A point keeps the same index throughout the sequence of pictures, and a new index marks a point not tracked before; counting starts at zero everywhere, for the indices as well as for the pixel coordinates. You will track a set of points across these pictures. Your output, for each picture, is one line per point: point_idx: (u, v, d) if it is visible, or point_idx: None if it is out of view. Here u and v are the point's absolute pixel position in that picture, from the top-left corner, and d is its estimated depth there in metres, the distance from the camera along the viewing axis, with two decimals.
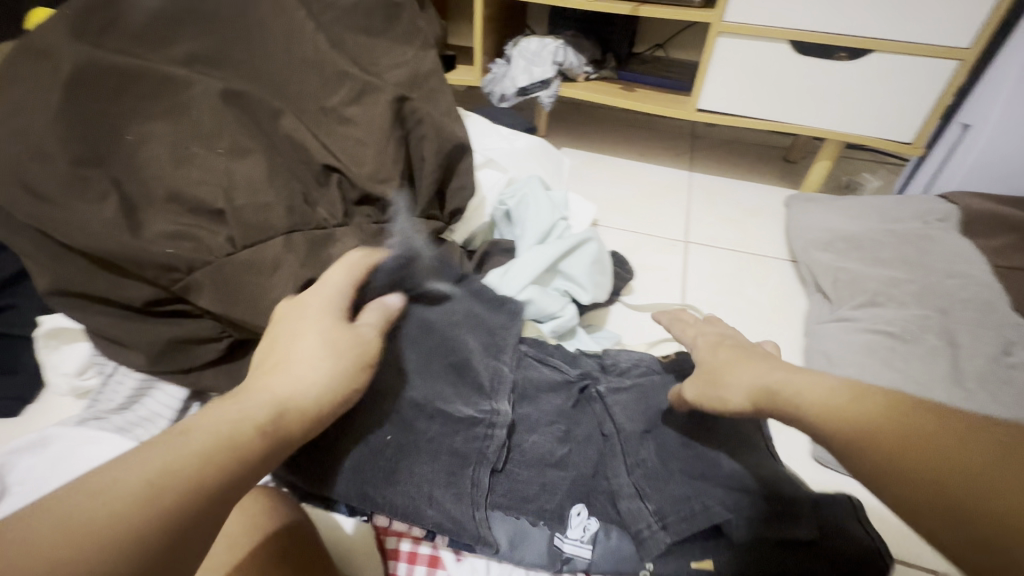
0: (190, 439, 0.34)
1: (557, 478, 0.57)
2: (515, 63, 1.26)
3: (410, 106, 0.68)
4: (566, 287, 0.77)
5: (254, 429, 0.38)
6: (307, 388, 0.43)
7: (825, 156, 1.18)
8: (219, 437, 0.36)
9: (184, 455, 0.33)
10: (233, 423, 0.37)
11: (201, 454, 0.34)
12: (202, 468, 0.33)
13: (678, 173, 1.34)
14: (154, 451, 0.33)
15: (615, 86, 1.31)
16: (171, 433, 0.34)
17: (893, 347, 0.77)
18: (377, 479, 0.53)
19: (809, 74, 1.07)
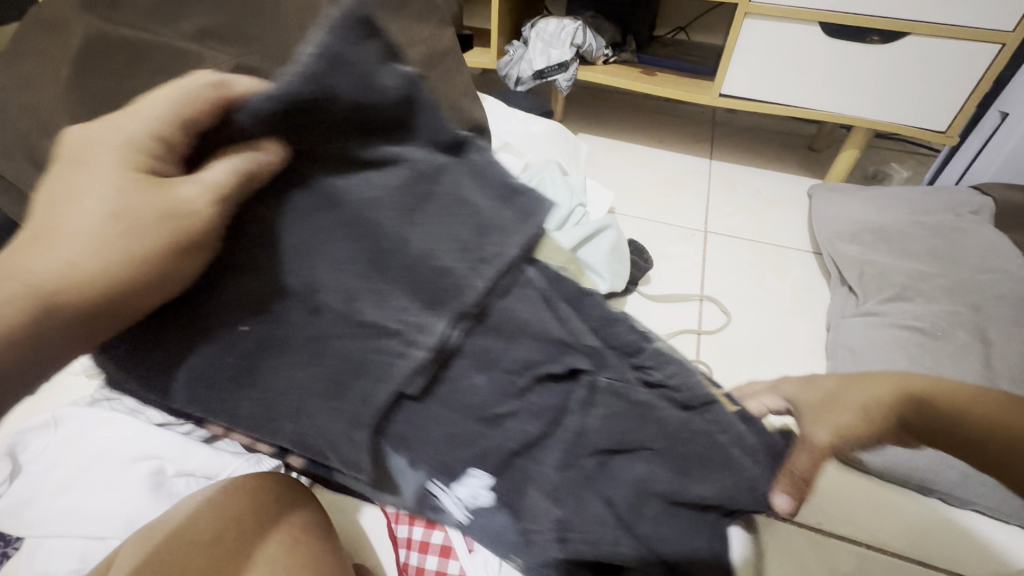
0: (66, 242, 0.29)
1: (491, 441, 0.44)
2: (532, 45, 1.23)
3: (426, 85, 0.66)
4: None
5: (153, 190, 0.30)
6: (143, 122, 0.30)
7: (852, 145, 1.14)
8: (113, 205, 0.29)
9: (48, 265, 0.29)
10: (80, 180, 0.30)
11: (96, 246, 0.29)
12: (64, 266, 0.29)
13: (698, 161, 1.31)
14: (31, 252, 0.29)
15: (634, 70, 1.28)
16: (48, 223, 0.29)
17: (922, 344, 0.75)
18: (229, 379, 0.38)
19: (838, 58, 1.02)
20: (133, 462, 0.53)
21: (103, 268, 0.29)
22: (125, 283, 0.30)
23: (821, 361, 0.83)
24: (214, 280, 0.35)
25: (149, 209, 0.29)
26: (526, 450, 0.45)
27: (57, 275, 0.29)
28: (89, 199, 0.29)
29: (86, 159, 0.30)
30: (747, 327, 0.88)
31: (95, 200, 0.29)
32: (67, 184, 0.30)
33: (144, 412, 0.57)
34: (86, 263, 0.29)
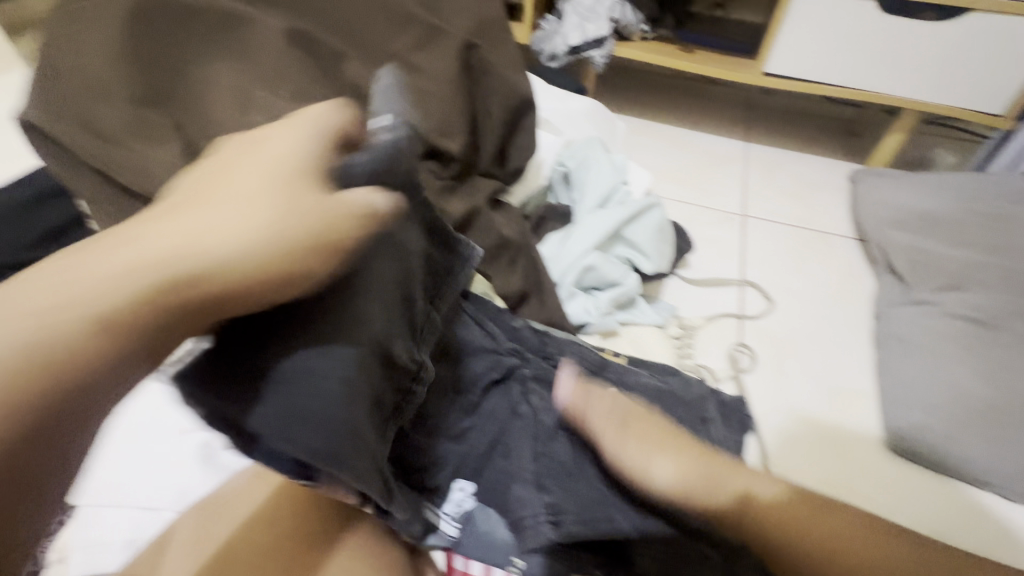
0: (173, 227, 0.29)
1: (467, 449, 0.53)
2: (567, 19, 1.19)
3: (477, 54, 0.63)
4: (628, 257, 0.73)
5: (331, 225, 0.31)
6: (371, 202, 0.31)
7: (900, 128, 1.09)
8: (278, 215, 0.30)
9: (188, 244, 0.28)
10: (263, 175, 0.31)
11: (222, 237, 0.29)
12: (201, 247, 0.29)
13: (733, 143, 1.27)
14: (165, 225, 0.29)
15: (672, 47, 1.23)
16: (173, 210, 0.30)
17: (979, 335, 0.72)
18: (299, 417, 0.34)
19: (894, 35, 0.97)
20: (182, 435, 0.53)
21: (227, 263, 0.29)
22: (228, 289, 0.29)
23: (867, 350, 0.81)
24: (326, 306, 0.35)
25: (320, 229, 0.30)
26: (496, 450, 0.53)
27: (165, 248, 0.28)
28: (259, 207, 0.30)
29: (283, 151, 0.32)
30: (791, 313, 0.85)
31: (262, 210, 0.30)
32: (202, 183, 0.31)
33: None
34: (212, 245, 0.29)
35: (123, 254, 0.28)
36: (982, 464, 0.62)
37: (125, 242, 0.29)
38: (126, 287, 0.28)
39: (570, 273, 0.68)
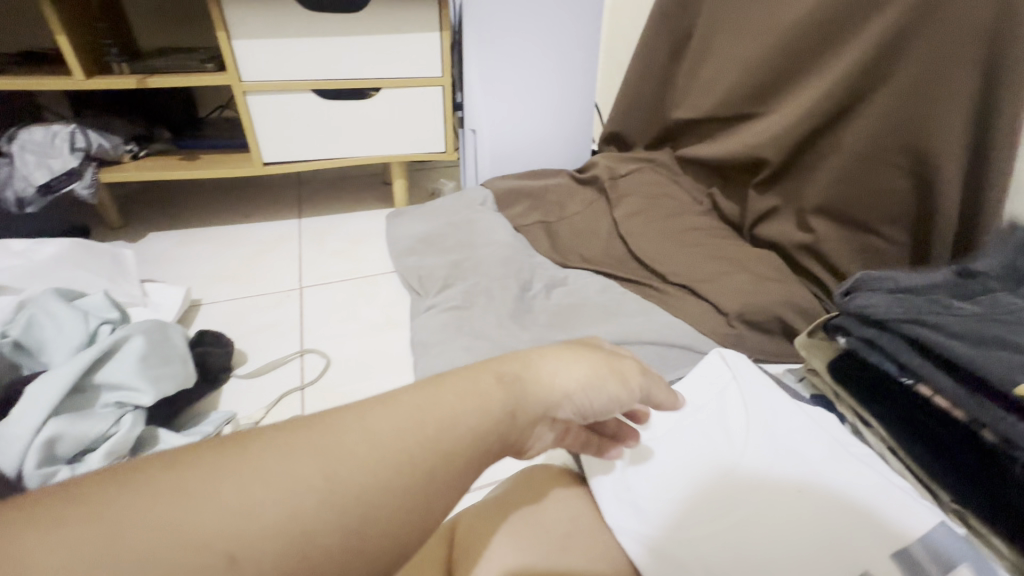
0: (362, 420, 0.28)
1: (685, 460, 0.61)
2: (19, 160, 1.05)
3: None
4: (125, 392, 0.68)
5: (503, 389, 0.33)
6: (561, 387, 0.37)
7: (397, 175, 1.37)
8: (450, 415, 0.30)
9: (349, 448, 0.26)
10: (447, 432, 0.29)
11: (360, 481, 0.26)
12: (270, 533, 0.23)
13: (287, 224, 1.36)
14: (206, 502, 0.22)
15: (174, 158, 1.23)
16: (145, 481, 0.23)
17: (462, 316, 0.95)
18: None
19: (343, 113, 1.19)
20: None
21: (223, 555, 0.22)
22: (305, 532, 0.23)
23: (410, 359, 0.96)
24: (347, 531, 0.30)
25: (491, 428, 0.31)
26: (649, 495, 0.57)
27: (181, 515, 0.22)
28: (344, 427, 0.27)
29: (417, 398, 0.30)
30: (348, 357, 0.96)
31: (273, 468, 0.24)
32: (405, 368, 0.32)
33: None
34: (351, 488, 0.25)
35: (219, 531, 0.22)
36: None
37: (200, 499, 0.22)
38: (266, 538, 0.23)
39: (35, 436, 0.60)
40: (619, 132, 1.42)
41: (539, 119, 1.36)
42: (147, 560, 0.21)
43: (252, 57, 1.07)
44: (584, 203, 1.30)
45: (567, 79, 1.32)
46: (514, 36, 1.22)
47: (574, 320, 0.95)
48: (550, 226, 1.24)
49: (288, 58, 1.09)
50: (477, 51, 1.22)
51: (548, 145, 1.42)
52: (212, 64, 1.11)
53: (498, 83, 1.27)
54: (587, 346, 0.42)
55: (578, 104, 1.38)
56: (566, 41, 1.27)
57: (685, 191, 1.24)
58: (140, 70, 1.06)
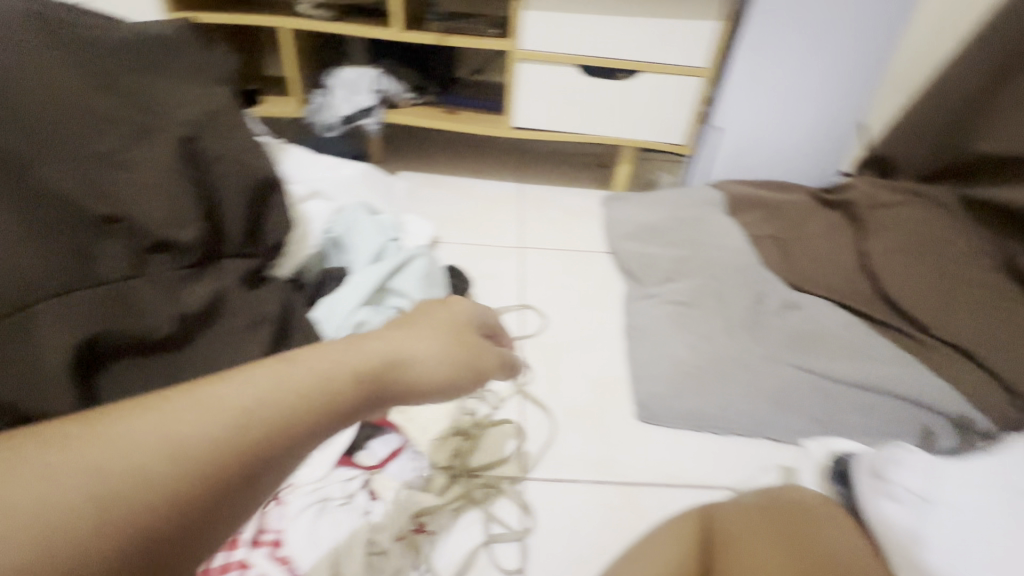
0: (218, 393, 0.27)
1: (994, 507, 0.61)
2: (334, 93, 1.27)
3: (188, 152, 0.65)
4: (402, 298, 0.79)
5: (324, 391, 0.30)
6: (415, 365, 0.37)
7: (625, 160, 1.37)
8: (269, 391, 0.28)
9: (185, 418, 0.26)
10: (300, 376, 0.30)
11: (172, 467, 0.24)
12: (181, 444, 0.25)
13: (511, 186, 1.45)
14: (93, 458, 0.23)
15: (438, 110, 1.38)
16: (105, 433, 0.24)
17: (685, 313, 0.93)
18: None
19: (597, 91, 1.22)
20: None
21: (184, 483, 0.24)
22: (172, 485, 0.24)
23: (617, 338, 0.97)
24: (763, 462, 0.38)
25: (377, 361, 0.34)
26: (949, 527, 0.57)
27: (91, 445, 0.24)
28: (225, 391, 0.27)
29: (260, 383, 0.29)
30: (562, 322, 1.00)
31: (234, 398, 0.28)
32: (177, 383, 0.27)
33: None
34: (267, 415, 0.28)
35: (188, 446, 0.25)
36: (695, 412, 0.80)
37: (121, 430, 0.24)
38: (201, 452, 0.25)
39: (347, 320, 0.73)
40: (886, 156, 1.25)
41: (795, 127, 1.25)
42: (126, 472, 0.23)
43: (536, 27, 1.15)
44: (828, 226, 1.17)
45: (843, 88, 1.19)
46: (798, 34, 1.13)
47: (810, 350, 0.87)
48: (784, 242, 1.14)
49: (566, 32, 1.15)
50: (752, 46, 1.15)
51: (795, 157, 1.30)
52: (497, 30, 1.21)
53: (762, 83, 1.19)
54: (455, 330, 0.42)
55: (847, 117, 1.23)
56: (857, 46, 1.14)
57: (969, 239, 1.04)
58: (440, 29, 1.20)
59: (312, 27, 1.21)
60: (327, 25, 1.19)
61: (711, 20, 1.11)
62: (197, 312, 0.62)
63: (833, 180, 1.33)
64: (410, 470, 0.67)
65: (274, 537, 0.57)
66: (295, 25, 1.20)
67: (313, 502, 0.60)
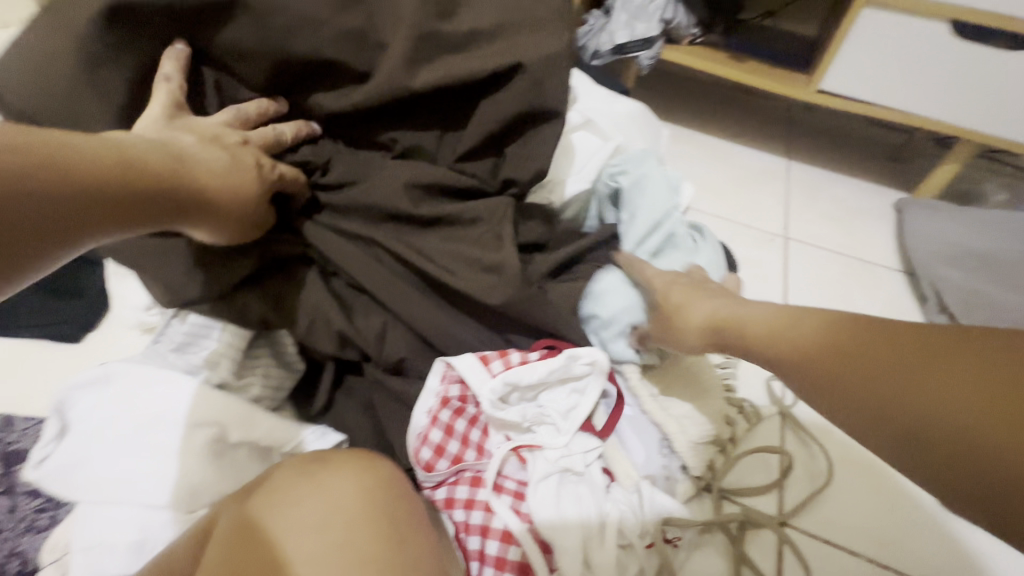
0: (132, 144, 0.48)
1: None
2: (615, 17, 1.13)
3: (518, 72, 0.63)
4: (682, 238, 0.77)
5: (161, 162, 0.49)
6: (204, 165, 0.53)
7: (955, 160, 1.04)
8: (118, 157, 0.46)
9: (131, 155, 0.47)
10: (157, 151, 0.49)
11: (94, 171, 0.44)
12: (80, 173, 0.43)
13: (776, 160, 1.21)
14: (30, 165, 0.40)
15: (721, 54, 1.18)
16: (17, 149, 0.40)
17: None
18: None
19: (962, 61, 0.93)
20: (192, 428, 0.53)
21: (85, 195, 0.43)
22: (63, 186, 0.41)
23: None
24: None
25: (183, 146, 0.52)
26: None
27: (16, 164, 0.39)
28: (122, 140, 0.48)
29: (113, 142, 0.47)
30: None
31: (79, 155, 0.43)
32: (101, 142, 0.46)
33: (206, 374, 0.57)
34: (123, 166, 0.46)
35: (72, 167, 0.43)
36: None
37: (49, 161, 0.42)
38: (83, 185, 0.43)
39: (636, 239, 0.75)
40: None
41: None
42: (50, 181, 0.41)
43: None
44: None
45: None
46: None
47: None
48: None
49: None
50: None
51: None
52: None
53: None
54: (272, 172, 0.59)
55: None
56: None
57: None
58: None
59: None
60: None
61: None
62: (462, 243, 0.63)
63: None
64: (647, 463, 0.65)
65: (516, 492, 0.60)
66: None
67: (556, 472, 0.60)
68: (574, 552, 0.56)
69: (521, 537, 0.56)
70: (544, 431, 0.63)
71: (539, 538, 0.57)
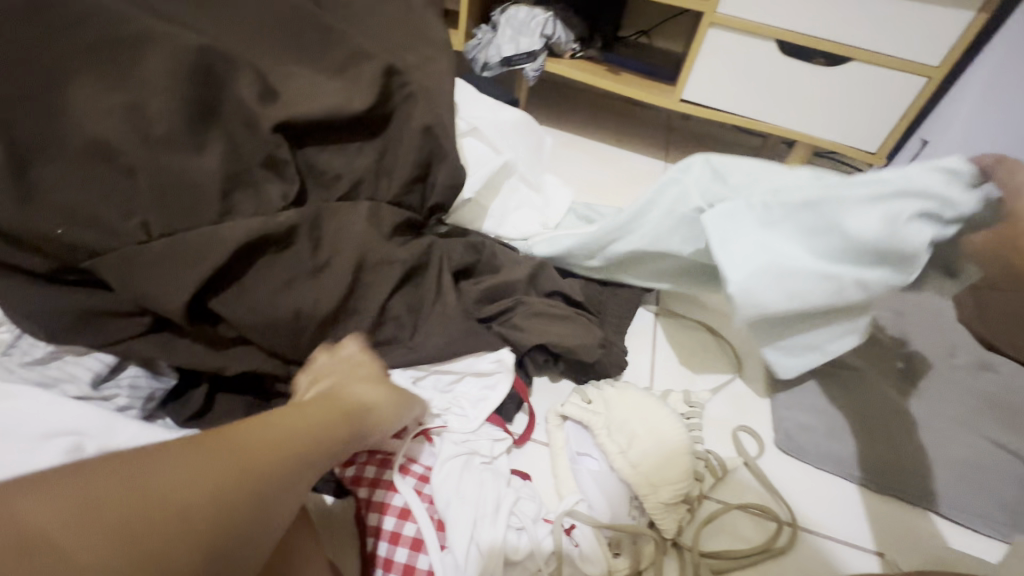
0: (273, 432, 0.39)
1: None
2: (501, 32, 1.22)
3: (399, 80, 0.59)
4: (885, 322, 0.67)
5: (349, 412, 0.46)
6: (367, 408, 0.48)
7: (795, 160, 1.21)
8: (321, 420, 0.43)
9: (275, 457, 0.37)
10: (344, 439, 0.44)
11: (251, 457, 0.36)
12: (211, 505, 0.33)
13: (656, 162, 1.33)
14: (118, 505, 0.30)
15: (601, 67, 1.28)
16: (108, 472, 0.31)
17: None
18: None
19: (791, 76, 1.08)
20: (42, 439, 0.47)
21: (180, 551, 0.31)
22: (213, 518, 0.32)
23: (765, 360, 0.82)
24: None
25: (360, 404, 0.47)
26: None
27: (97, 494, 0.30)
28: (137, 460, 0.32)
29: (302, 417, 0.42)
30: None
31: (213, 441, 0.35)
32: (223, 435, 0.36)
33: (59, 386, 0.52)
34: (268, 475, 0.36)
35: (156, 493, 0.31)
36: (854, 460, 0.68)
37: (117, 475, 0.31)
38: (191, 502, 0.32)
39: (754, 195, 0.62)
40: None
41: None
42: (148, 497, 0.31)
43: None
44: None
45: None
46: None
47: None
48: None
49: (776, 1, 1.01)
50: (1007, 49, 0.95)
51: None
52: None
53: None
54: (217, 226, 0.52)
55: None
56: None
57: None
58: None
59: None
60: None
61: (964, 10, 0.92)
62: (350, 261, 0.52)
63: None
64: (565, 450, 0.65)
65: (422, 473, 0.61)
66: None
67: (459, 453, 0.61)
68: (461, 532, 0.55)
69: (417, 515, 0.57)
70: (453, 419, 0.64)
71: (436, 517, 0.58)
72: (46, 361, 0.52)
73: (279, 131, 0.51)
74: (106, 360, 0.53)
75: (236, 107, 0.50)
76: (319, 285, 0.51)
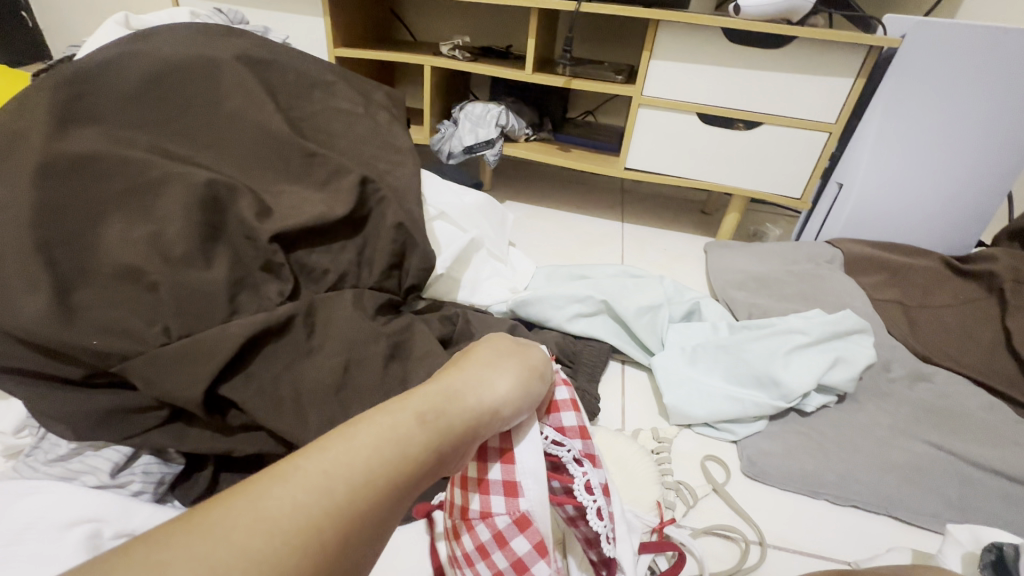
0: (316, 462, 0.31)
1: None
2: (460, 125, 1.37)
3: (373, 187, 0.71)
4: (794, 335, 0.88)
5: (436, 423, 0.38)
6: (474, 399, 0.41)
7: (734, 209, 1.35)
8: (383, 437, 0.34)
9: (312, 497, 0.30)
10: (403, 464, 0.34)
11: (328, 498, 0.30)
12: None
13: (612, 223, 1.46)
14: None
15: (552, 146, 1.45)
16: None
17: None
18: None
19: (716, 140, 1.24)
20: (66, 528, 0.50)
21: None
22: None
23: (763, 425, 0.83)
24: None
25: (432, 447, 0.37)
26: None
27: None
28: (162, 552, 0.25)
29: (341, 446, 0.33)
30: None
31: (247, 508, 0.28)
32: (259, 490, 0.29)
33: (79, 478, 0.56)
34: (324, 518, 0.29)
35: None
36: (813, 475, 0.75)
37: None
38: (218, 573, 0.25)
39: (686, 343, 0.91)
40: None
41: (927, 189, 1.19)
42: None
43: (662, 75, 1.20)
44: (960, 296, 1.08)
45: (987, 153, 1.12)
46: (939, 96, 1.09)
47: (943, 427, 0.82)
48: (908, 308, 1.07)
49: (690, 82, 1.19)
50: (887, 104, 1.13)
51: (923, 221, 1.23)
52: (621, 76, 1.27)
53: (895, 142, 1.16)
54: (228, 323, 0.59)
55: (990, 184, 1.15)
56: (1005, 114, 1.08)
57: None
58: (567, 73, 1.28)
59: (448, 66, 1.33)
60: (462, 65, 1.30)
61: (844, 77, 1.10)
62: (337, 341, 0.61)
63: (966, 251, 1.24)
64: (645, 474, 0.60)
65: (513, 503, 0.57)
66: (434, 64, 1.32)
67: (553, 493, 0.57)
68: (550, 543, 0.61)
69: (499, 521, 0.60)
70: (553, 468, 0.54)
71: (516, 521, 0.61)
72: (69, 456, 0.57)
73: (277, 240, 0.61)
74: (123, 450, 0.57)
75: (238, 223, 0.60)
76: (312, 362, 0.58)
